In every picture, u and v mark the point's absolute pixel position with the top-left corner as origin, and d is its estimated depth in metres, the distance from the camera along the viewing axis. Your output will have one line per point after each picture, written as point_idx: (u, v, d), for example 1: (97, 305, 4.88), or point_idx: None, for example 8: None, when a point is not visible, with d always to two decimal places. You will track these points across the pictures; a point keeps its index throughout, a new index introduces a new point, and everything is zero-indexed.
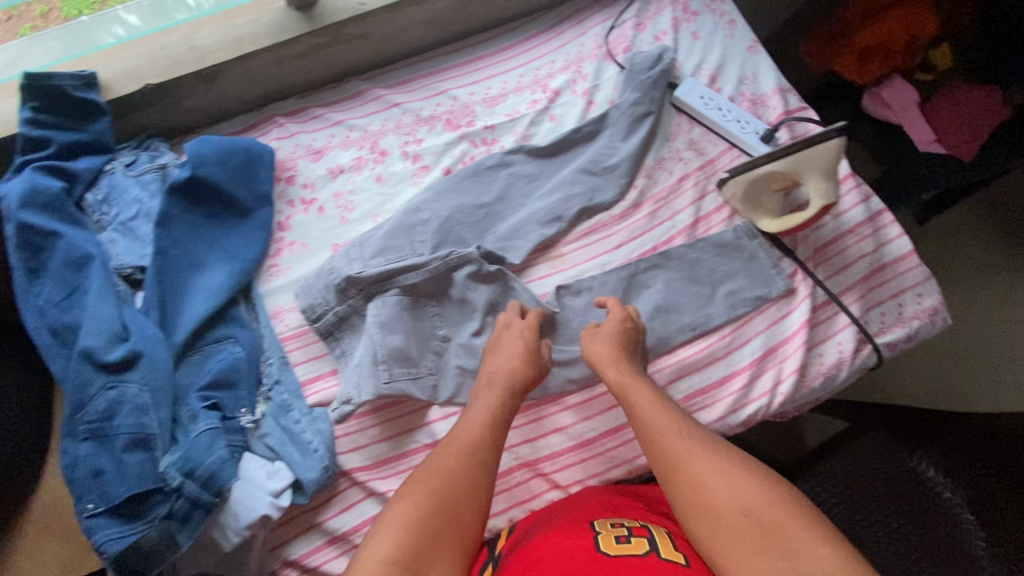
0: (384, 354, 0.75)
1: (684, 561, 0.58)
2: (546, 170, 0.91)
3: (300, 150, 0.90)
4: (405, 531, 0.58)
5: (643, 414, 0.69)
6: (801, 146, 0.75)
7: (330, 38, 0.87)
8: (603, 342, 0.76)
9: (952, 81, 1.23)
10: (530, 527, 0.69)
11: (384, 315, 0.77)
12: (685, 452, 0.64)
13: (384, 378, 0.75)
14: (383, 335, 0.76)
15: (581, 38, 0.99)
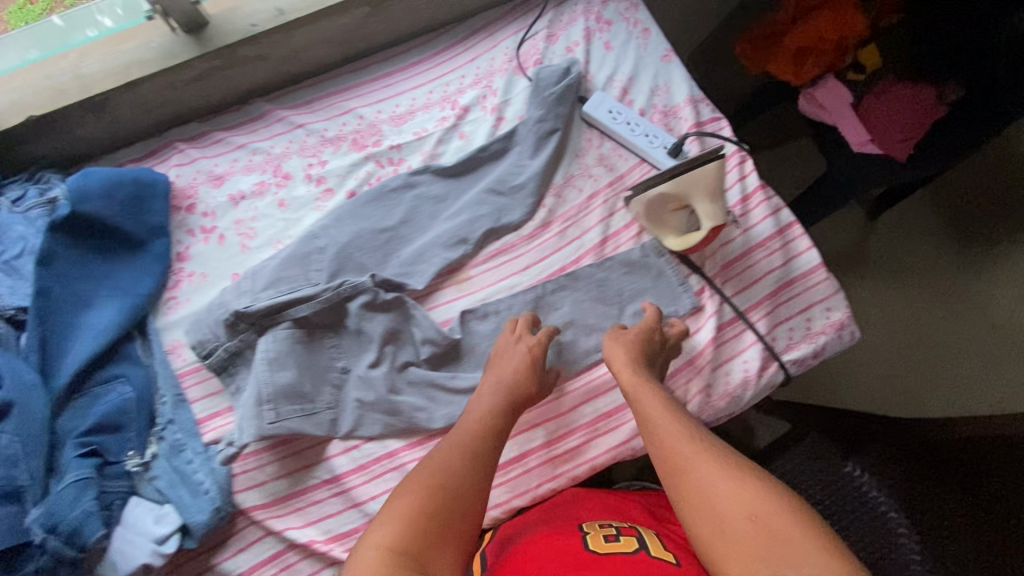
0: (271, 393, 0.73)
1: (674, 560, 0.61)
2: (454, 190, 0.89)
3: (200, 176, 0.90)
4: (412, 521, 0.56)
5: (652, 417, 0.67)
6: (682, 169, 0.72)
7: (224, 61, 0.86)
8: (619, 346, 0.75)
9: (885, 79, 1.19)
10: (519, 528, 0.71)
11: (273, 351, 0.75)
12: (693, 453, 0.61)
13: (269, 417, 0.72)
14: (271, 372, 0.73)
15: (492, 52, 0.96)
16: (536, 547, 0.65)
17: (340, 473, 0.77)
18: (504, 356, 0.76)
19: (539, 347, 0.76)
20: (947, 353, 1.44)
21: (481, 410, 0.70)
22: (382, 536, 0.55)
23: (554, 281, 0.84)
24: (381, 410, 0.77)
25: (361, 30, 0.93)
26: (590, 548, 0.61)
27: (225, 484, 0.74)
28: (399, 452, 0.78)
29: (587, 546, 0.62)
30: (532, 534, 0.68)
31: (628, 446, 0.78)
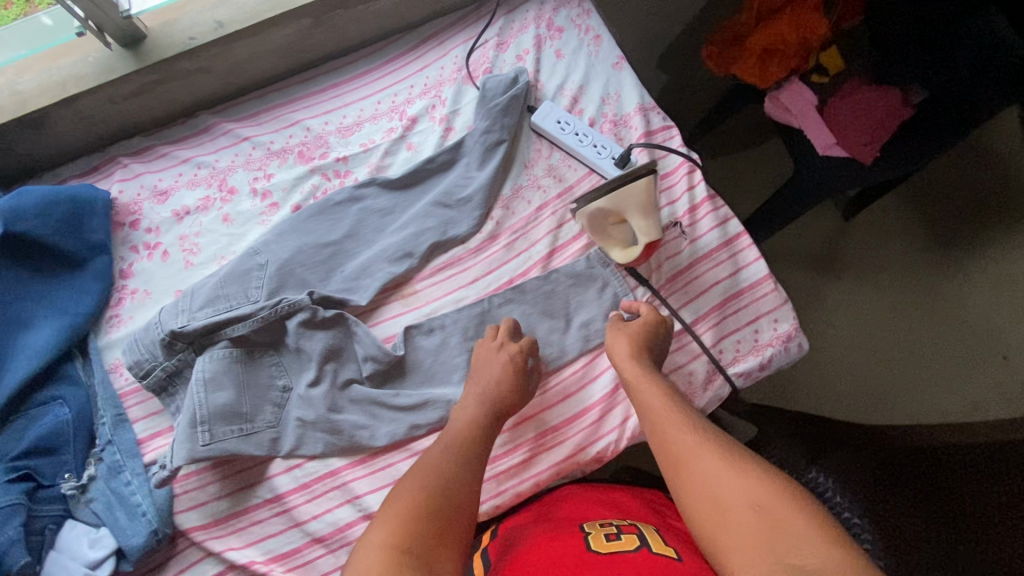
0: (205, 414, 0.72)
1: (676, 555, 0.60)
2: (400, 203, 0.87)
3: (144, 192, 0.89)
4: (409, 518, 0.58)
5: (654, 411, 0.69)
6: (615, 185, 0.71)
7: (164, 74, 0.85)
8: (621, 336, 0.76)
9: (852, 81, 1.18)
10: (517, 529, 0.72)
11: (209, 371, 0.74)
12: (696, 446, 0.63)
13: (203, 439, 0.72)
14: (207, 393, 0.73)
15: (441, 61, 0.95)
16: (539, 546, 0.65)
17: (281, 493, 0.77)
18: (487, 364, 0.75)
19: (522, 355, 0.76)
20: (928, 358, 1.42)
21: (468, 417, 0.71)
22: (381, 534, 0.56)
23: (500, 294, 0.83)
24: (322, 429, 0.76)
25: (307, 41, 0.92)
26: (590, 547, 0.61)
27: (163, 506, 0.74)
28: (342, 470, 0.77)
29: (588, 546, 0.62)
30: (532, 537, 0.68)
31: (573, 460, 0.78)
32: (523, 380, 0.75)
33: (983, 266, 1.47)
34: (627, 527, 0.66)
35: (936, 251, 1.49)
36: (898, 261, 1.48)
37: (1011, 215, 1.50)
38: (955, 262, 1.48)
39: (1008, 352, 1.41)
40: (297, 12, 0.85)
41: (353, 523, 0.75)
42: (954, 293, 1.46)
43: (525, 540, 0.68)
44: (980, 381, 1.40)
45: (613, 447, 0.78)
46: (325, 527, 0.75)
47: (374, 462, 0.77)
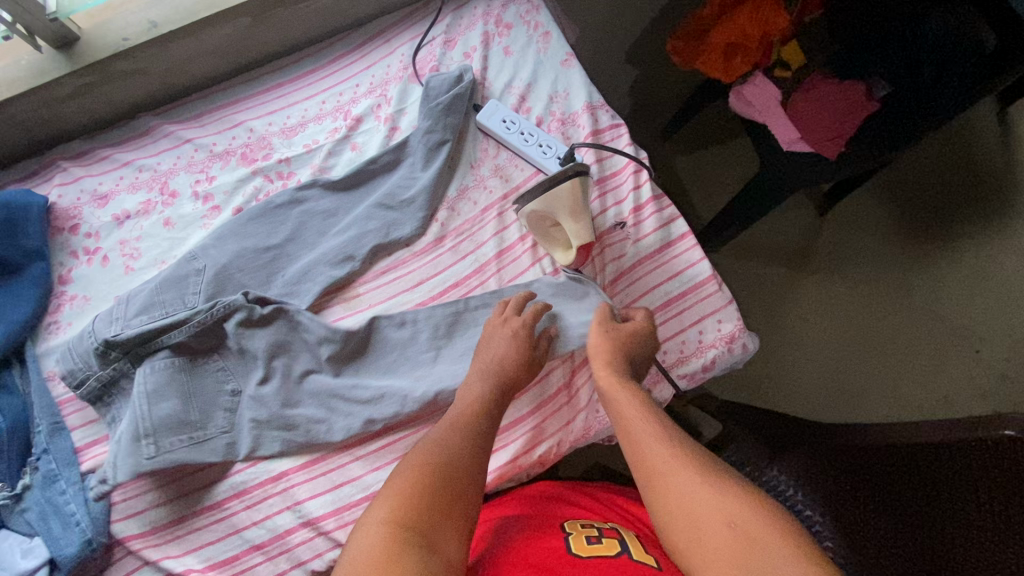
0: (148, 427, 0.70)
1: (655, 562, 0.61)
2: (343, 205, 0.86)
3: (84, 196, 0.87)
4: (414, 496, 0.57)
5: (624, 417, 0.65)
6: (544, 188, 0.72)
7: (99, 77, 0.84)
8: (600, 338, 0.72)
9: (812, 75, 1.14)
10: (499, 528, 0.71)
11: (151, 384, 0.72)
12: (667, 458, 0.59)
13: (148, 452, 0.70)
14: (150, 406, 0.71)
15: (387, 59, 0.94)
16: (527, 542, 0.65)
17: (220, 499, 0.75)
18: (490, 343, 0.74)
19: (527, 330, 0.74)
20: (908, 347, 1.41)
21: (471, 396, 0.69)
22: (383, 512, 0.56)
23: (445, 296, 0.82)
24: (277, 426, 0.75)
25: (248, 40, 0.90)
26: (573, 551, 0.61)
27: (99, 515, 0.73)
28: (282, 476, 0.75)
29: (570, 549, 0.62)
30: (516, 533, 0.68)
31: (516, 464, 0.76)
32: (530, 356, 0.73)
33: (958, 261, 1.46)
34: (608, 531, 0.67)
35: (908, 244, 1.47)
36: (870, 254, 1.47)
37: (987, 210, 1.48)
38: (930, 256, 1.46)
39: (981, 347, 1.39)
40: (233, 11, 0.83)
41: (292, 531, 0.74)
42: (928, 288, 1.44)
43: (512, 533, 0.68)
44: (955, 378, 1.38)
45: (555, 450, 0.78)
46: (264, 534, 0.74)
47: (314, 468, 0.76)
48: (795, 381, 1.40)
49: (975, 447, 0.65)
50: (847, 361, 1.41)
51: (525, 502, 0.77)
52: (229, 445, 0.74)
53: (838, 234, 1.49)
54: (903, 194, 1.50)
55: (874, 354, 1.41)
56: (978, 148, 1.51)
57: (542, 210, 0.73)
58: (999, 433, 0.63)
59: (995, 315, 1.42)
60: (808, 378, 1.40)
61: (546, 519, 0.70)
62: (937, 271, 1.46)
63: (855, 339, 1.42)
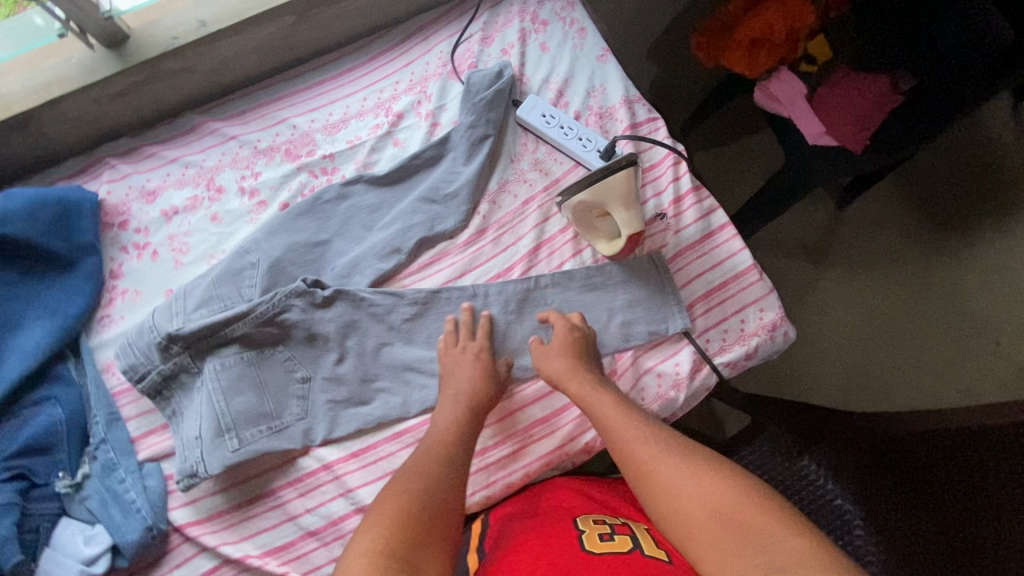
0: (229, 422, 0.74)
1: (666, 557, 0.62)
2: (388, 199, 0.87)
3: (132, 192, 0.89)
4: (398, 520, 0.57)
5: (607, 423, 0.68)
6: (594, 179, 0.73)
7: (148, 75, 0.86)
8: (553, 359, 0.76)
9: (838, 71, 1.15)
10: (509, 525, 0.71)
11: (224, 380, 0.75)
12: (652, 458, 0.62)
13: (232, 446, 0.73)
14: (226, 401, 0.74)
15: (427, 56, 0.95)
16: (530, 543, 0.65)
17: (274, 487, 0.77)
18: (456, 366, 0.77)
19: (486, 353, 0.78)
20: (927, 340, 1.42)
21: (444, 422, 0.72)
22: (366, 540, 0.55)
23: (490, 288, 0.83)
24: (354, 405, 0.79)
25: (292, 38, 0.92)
26: (585, 546, 0.62)
27: (157, 501, 0.76)
28: (335, 464, 0.77)
29: (582, 544, 0.62)
30: (527, 531, 0.68)
31: (562, 451, 0.79)
32: (490, 371, 0.77)
33: (975, 254, 1.47)
34: (619, 528, 0.67)
35: (924, 237, 1.49)
36: (886, 247, 1.49)
37: (1002, 201, 1.50)
38: (948, 249, 1.48)
39: (1000, 338, 1.41)
40: (278, 10, 0.85)
41: (345, 517, 0.76)
42: (948, 281, 1.46)
43: (516, 535, 0.68)
44: (976, 369, 1.39)
45: (602, 437, 0.79)
46: (319, 521, 0.76)
47: (366, 455, 0.78)
48: (817, 375, 1.42)
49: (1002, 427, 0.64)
50: (867, 354, 1.43)
51: (529, 503, 0.75)
52: (306, 431, 0.77)
53: (853, 228, 1.51)
54: (914, 186, 1.52)
55: (893, 347, 1.43)
56: (994, 141, 1.53)
57: (598, 200, 0.74)
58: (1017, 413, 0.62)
59: (1015, 306, 1.43)
60: (829, 372, 1.42)
61: (551, 517, 0.70)
62: (953, 262, 1.47)
63: (873, 333, 1.44)
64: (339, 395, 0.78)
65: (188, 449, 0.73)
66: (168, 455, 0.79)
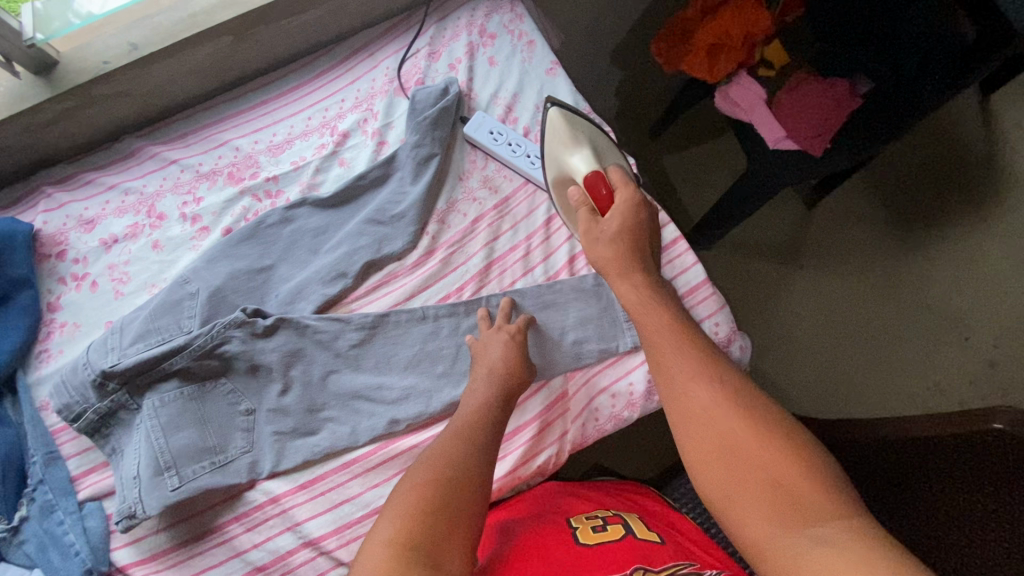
0: (169, 459, 0.71)
1: (658, 540, 0.64)
2: (333, 222, 0.85)
3: (70, 221, 0.87)
4: (417, 517, 0.53)
5: (660, 351, 0.61)
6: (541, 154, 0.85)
7: (81, 101, 0.83)
8: (603, 245, 0.72)
9: (796, 74, 1.13)
10: (505, 524, 0.70)
11: (164, 417, 0.73)
12: (709, 401, 0.56)
13: (172, 484, 0.71)
14: (166, 437, 0.72)
15: (373, 73, 0.93)
16: (529, 541, 0.64)
17: (220, 523, 0.75)
18: (485, 349, 0.75)
19: (520, 334, 0.77)
20: (896, 335, 1.43)
21: (473, 407, 0.68)
22: (386, 531, 0.52)
23: (438, 310, 0.82)
24: (300, 435, 0.77)
25: (231, 58, 0.90)
26: (579, 541, 0.62)
27: (98, 543, 0.73)
28: (283, 497, 0.75)
29: (575, 539, 0.63)
30: (523, 528, 0.68)
31: (515, 475, 0.77)
32: (523, 355, 0.75)
33: (942, 249, 1.47)
34: (612, 519, 0.68)
35: (892, 232, 1.49)
36: (855, 241, 1.49)
37: (969, 196, 1.50)
38: (917, 244, 1.48)
39: (969, 333, 1.41)
40: (215, 31, 0.83)
41: (293, 551, 0.74)
42: (918, 278, 1.46)
43: (512, 533, 0.67)
44: (944, 364, 1.40)
45: (554, 459, 0.78)
46: (266, 556, 0.74)
47: (314, 487, 0.76)
48: (786, 372, 1.41)
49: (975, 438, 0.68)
50: (836, 349, 1.43)
51: (522, 505, 0.75)
52: (252, 464, 0.75)
53: (821, 223, 1.51)
54: (881, 180, 1.52)
55: (862, 342, 1.43)
56: (960, 137, 1.53)
57: (552, 161, 0.83)
58: (990, 428, 0.67)
59: (982, 301, 1.43)
60: (798, 368, 1.42)
61: (544, 517, 0.70)
62: (921, 257, 1.47)
63: (842, 329, 1.44)
64: (284, 427, 0.76)
65: (126, 490, 0.71)
66: (109, 493, 0.76)
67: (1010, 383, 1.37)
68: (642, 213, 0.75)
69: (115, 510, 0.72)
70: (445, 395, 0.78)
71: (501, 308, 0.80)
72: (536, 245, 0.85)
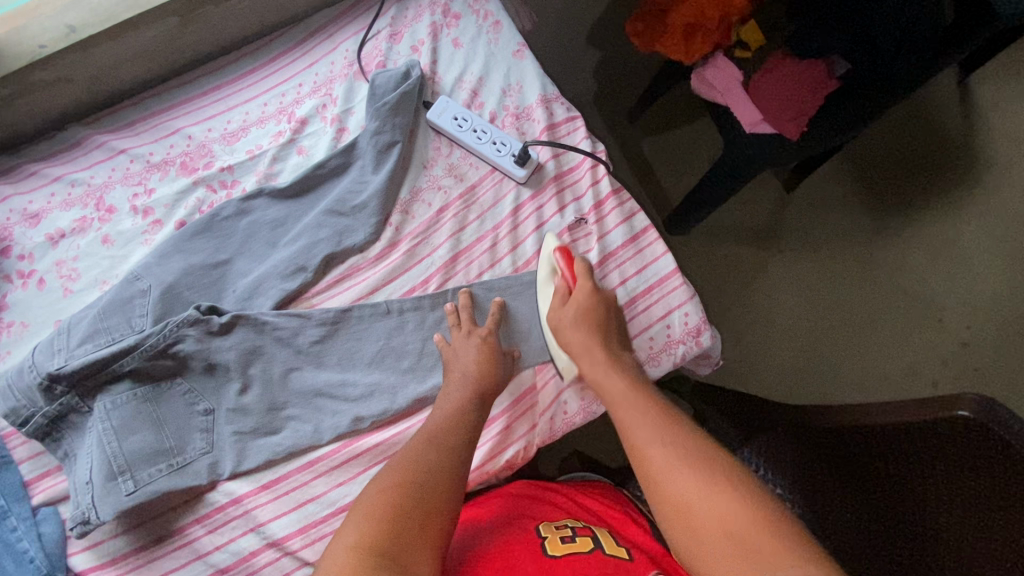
0: (123, 463, 0.69)
1: (627, 555, 0.63)
2: (293, 213, 0.82)
3: (14, 216, 0.82)
4: (387, 515, 0.55)
5: (624, 421, 0.61)
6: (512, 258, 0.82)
7: (18, 87, 0.78)
8: (568, 331, 0.71)
9: (773, 54, 1.08)
10: (474, 529, 0.69)
11: (116, 419, 0.70)
12: (668, 465, 0.55)
13: (128, 489, 0.69)
14: (119, 440, 0.69)
15: (332, 55, 0.90)
16: (496, 555, 0.63)
17: (181, 525, 0.73)
18: (457, 353, 0.74)
19: (493, 335, 0.75)
20: (874, 319, 1.43)
21: (451, 408, 0.69)
22: (351, 537, 0.53)
23: (402, 304, 0.79)
24: (262, 434, 0.75)
25: (179, 40, 0.85)
26: (547, 553, 0.61)
27: (54, 549, 0.71)
28: (245, 498, 0.73)
29: (544, 550, 0.62)
30: (490, 536, 0.66)
31: (483, 470, 0.75)
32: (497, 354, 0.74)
33: (918, 230, 1.48)
34: (581, 530, 0.66)
35: (869, 214, 1.49)
36: (832, 224, 1.49)
37: (945, 175, 1.50)
38: (894, 226, 1.48)
39: (943, 316, 1.42)
40: (159, 11, 0.78)
41: (258, 552, 0.72)
42: (893, 260, 1.46)
43: (479, 542, 0.66)
44: (918, 347, 1.41)
45: (523, 453, 0.77)
46: (229, 558, 0.72)
47: (278, 486, 0.74)
48: (763, 356, 1.41)
49: (943, 425, 0.67)
50: (813, 333, 1.43)
51: (491, 503, 0.74)
52: (212, 465, 0.73)
53: (798, 207, 1.49)
54: (857, 157, 1.51)
55: (839, 325, 1.43)
56: (937, 114, 1.52)
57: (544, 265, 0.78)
58: (953, 414, 0.66)
59: (955, 281, 1.45)
60: (776, 353, 1.42)
61: (514, 520, 0.69)
62: (897, 238, 1.48)
63: (819, 312, 1.44)
64: (245, 426, 0.74)
65: (79, 495, 0.68)
66: (65, 498, 0.74)
67: (981, 362, 1.39)
68: (601, 296, 0.73)
69: (70, 516, 0.69)
70: (411, 391, 0.77)
71: (463, 303, 0.78)
72: (503, 235, 0.82)
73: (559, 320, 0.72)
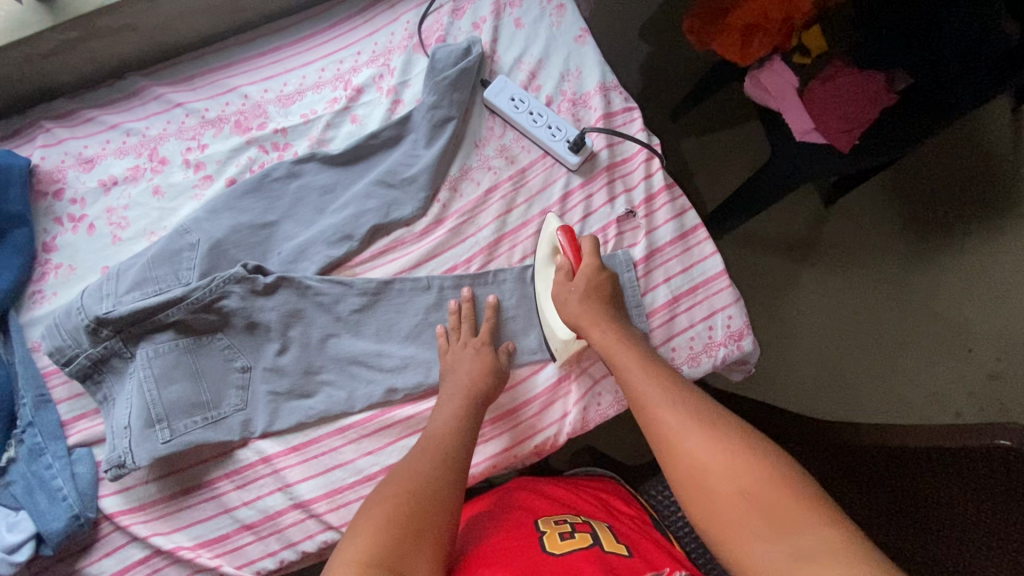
0: (161, 412, 0.70)
1: (626, 551, 0.62)
2: (342, 180, 0.82)
3: (69, 159, 0.83)
4: (388, 526, 0.55)
5: (636, 389, 0.64)
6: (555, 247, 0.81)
7: (84, 32, 0.78)
8: (574, 303, 0.73)
9: (834, 63, 1.04)
10: (468, 530, 0.68)
11: (157, 367, 0.71)
12: (678, 423, 0.58)
13: (163, 437, 0.69)
14: (159, 389, 0.70)
15: (392, 26, 0.89)
16: (489, 550, 0.62)
17: (211, 478, 0.74)
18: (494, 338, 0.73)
19: (489, 346, 0.75)
20: (901, 341, 1.41)
21: None
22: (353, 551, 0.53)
23: (444, 282, 0.79)
24: (296, 397, 0.75)
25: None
26: (546, 549, 0.60)
27: (86, 489, 0.72)
28: (275, 458, 0.74)
29: (543, 546, 0.60)
30: (484, 535, 0.65)
31: (511, 453, 0.76)
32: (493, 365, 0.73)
33: (955, 256, 1.44)
34: (581, 526, 0.65)
35: (905, 234, 1.46)
36: (867, 241, 1.46)
37: (987, 203, 1.46)
38: (930, 250, 1.45)
39: (973, 345, 1.39)
40: None
41: (283, 512, 0.73)
42: (926, 286, 1.43)
43: (471, 544, 0.65)
44: (941, 374, 1.38)
45: (553, 440, 0.77)
46: (255, 515, 0.73)
47: (306, 450, 0.74)
48: (785, 370, 1.39)
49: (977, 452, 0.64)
50: (836, 350, 1.41)
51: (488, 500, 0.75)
52: (245, 422, 0.73)
53: (833, 222, 1.47)
54: (898, 175, 1.48)
55: (863, 345, 1.41)
56: (986, 141, 1.48)
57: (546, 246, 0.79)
58: (992, 444, 0.63)
59: (986, 313, 1.41)
60: (799, 368, 1.40)
61: (507, 518, 0.68)
62: (932, 262, 1.44)
63: (845, 330, 1.42)
64: (279, 387, 0.75)
65: (116, 439, 0.69)
66: (99, 440, 0.75)
67: (1006, 397, 1.36)
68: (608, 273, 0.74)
69: (104, 458, 0.70)
70: None
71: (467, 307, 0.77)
72: None
73: (563, 298, 0.74)
